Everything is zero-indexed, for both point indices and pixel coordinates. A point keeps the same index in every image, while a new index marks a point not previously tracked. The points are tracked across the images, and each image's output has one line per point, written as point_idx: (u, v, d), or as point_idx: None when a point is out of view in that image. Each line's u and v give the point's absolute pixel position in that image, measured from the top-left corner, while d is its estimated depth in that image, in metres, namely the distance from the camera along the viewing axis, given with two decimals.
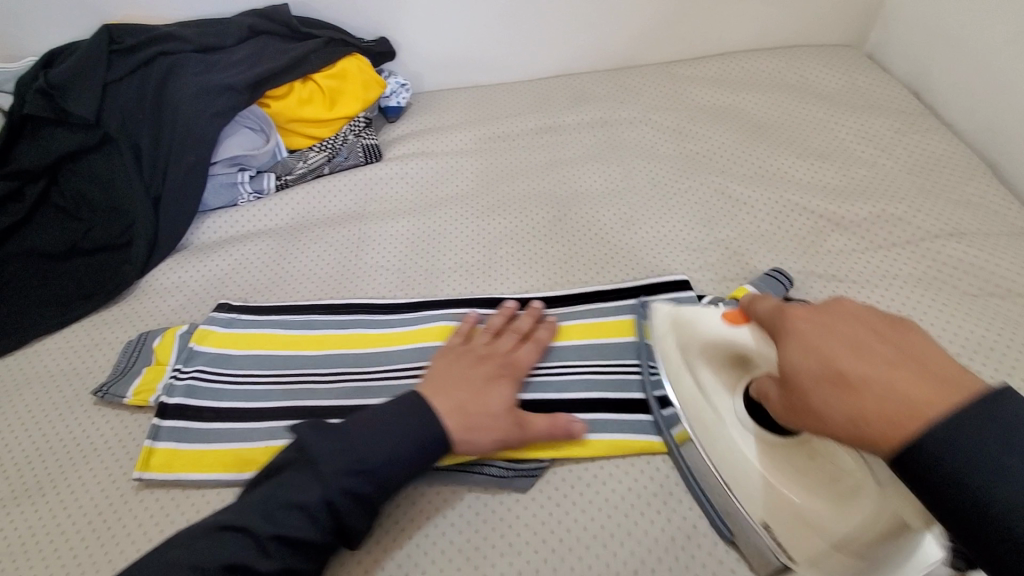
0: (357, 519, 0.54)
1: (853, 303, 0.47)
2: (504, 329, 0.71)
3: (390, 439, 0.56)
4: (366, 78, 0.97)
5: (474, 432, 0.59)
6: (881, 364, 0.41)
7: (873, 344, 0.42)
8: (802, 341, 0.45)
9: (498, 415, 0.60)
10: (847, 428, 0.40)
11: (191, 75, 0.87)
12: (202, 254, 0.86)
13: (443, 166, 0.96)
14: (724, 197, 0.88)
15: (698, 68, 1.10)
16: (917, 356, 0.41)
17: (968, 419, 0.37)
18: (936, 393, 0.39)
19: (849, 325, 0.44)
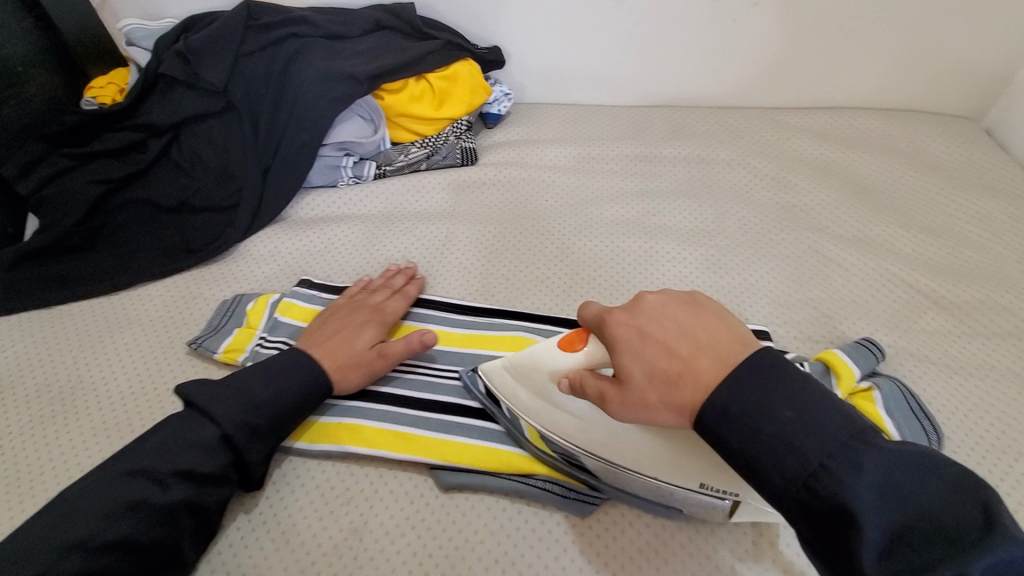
0: (254, 453, 0.58)
1: (653, 295, 0.52)
2: (380, 287, 0.78)
3: (264, 377, 0.62)
4: (474, 83, 1.00)
5: (345, 370, 0.66)
6: (687, 353, 0.48)
7: (681, 336, 0.48)
8: (629, 348, 0.50)
9: (360, 350, 0.68)
10: (682, 416, 0.47)
11: (317, 59, 0.92)
12: (300, 229, 0.90)
13: (536, 179, 0.97)
14: (817, 255, 0.86)
15: (804, 119, 1.09)
16: (715, 338, 0.48)
17: (749, 383, 0.45)
18: (711, 369, 0.46)
19: (660, 323, 0.50)
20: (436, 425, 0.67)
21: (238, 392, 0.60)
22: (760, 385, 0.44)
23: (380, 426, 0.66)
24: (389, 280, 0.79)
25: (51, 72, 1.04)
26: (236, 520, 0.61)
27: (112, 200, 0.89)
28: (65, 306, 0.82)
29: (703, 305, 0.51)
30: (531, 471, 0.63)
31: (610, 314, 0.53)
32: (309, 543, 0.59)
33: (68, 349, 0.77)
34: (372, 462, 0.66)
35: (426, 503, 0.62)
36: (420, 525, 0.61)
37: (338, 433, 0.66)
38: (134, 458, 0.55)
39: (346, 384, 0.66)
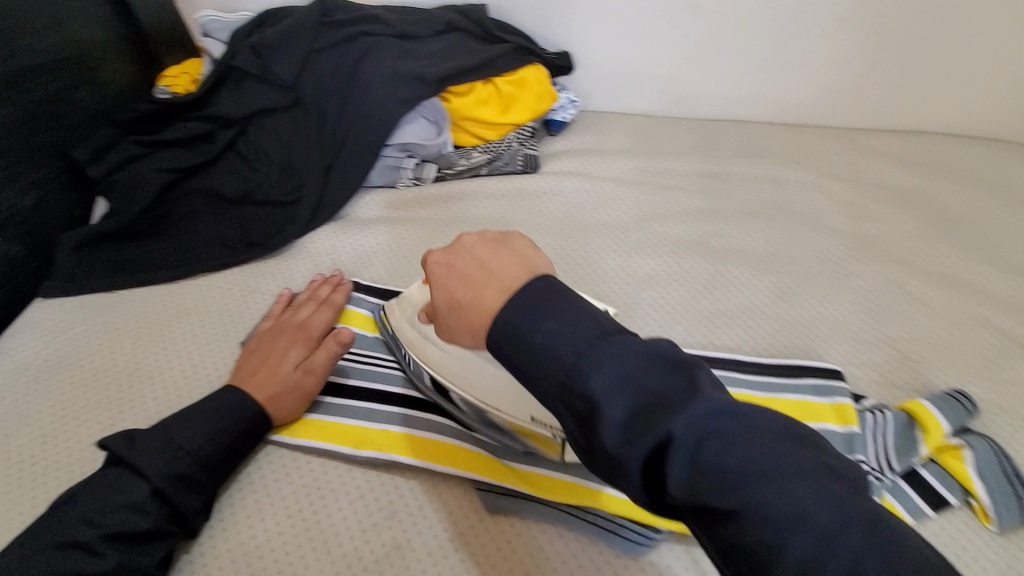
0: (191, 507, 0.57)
1: (471, 236, 0.53)
2: (305, 299, 0.77)
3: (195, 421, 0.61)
4: (541, 90, 0.97)
5: (276, 401, 0.65)
6: (486, 281, 0.47)
7: (476, 267, 0.49)
8: (437, 279, 0.52)
9: (287, 375, 0.67)
10: (474, 338, 0.50)
11: (386, 58, 0.91)
12: (357, 228, 0.90)
13: (598, 191, 0.94)
14: (900, 292, 0.79)
15: (888, 142, 1.01)
16: (501, 270, 0.48)
17: (585, 339, 0.39)
18: (495, 294, 0.46)
19: (467, 257, 0.51)
20: (484, 442, 0.65)
21: (169, 438, 0.59)
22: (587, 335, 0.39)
23: (427, 440, 0.65)
24: (315, 291, 0.78)
25: (129, 58, 1.07)
26: (280, 525, 0.60)
27: (177, 188, 0.91)
28: (129, 290, 0.84)
29: (511, 242, 0.52)
30: (583, 505, 0.60)
31: (434, 255, 0.53)
32: (352, 556, 0.58)
33: (129, 335, 0.78)
34: (417, 477, 0.64)
35: (471, 525, 0.60)
36: (464, 549, 0.58)
37: (379, 440, 0.66)
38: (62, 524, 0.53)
39: (280, 413, 0.65)
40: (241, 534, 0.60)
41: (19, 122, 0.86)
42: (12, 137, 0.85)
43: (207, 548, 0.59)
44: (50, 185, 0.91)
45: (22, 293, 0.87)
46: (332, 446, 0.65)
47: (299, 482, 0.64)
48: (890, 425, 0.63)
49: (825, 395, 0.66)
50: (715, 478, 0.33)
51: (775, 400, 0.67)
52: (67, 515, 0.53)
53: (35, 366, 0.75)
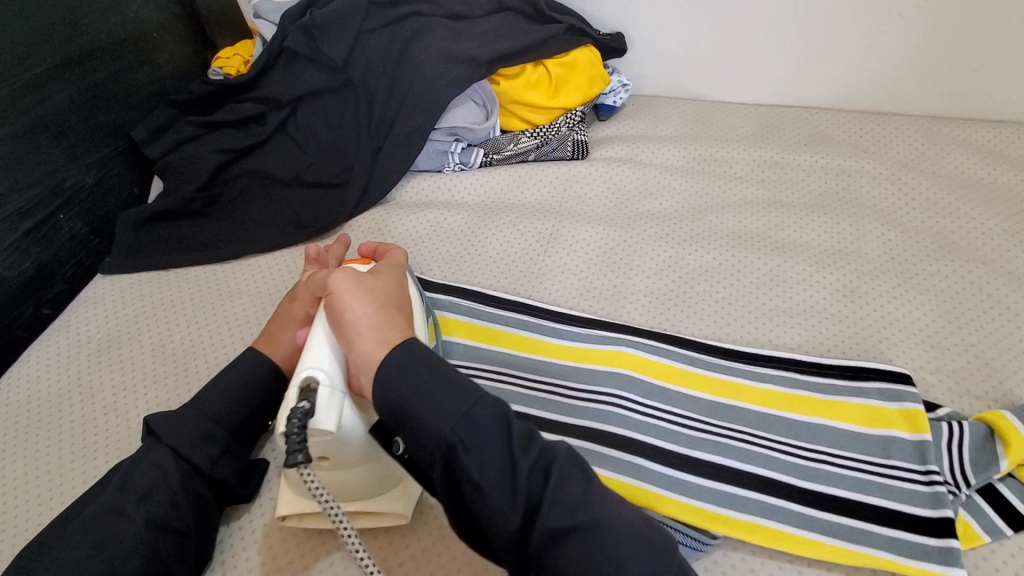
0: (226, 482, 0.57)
1: (369, 300, 0.51)
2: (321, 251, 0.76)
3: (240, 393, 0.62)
4: (593, 72, 0.94)
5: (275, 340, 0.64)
6: (374, 342, 0.48)
7: (366, 328, 0.49)
8: (340, 302, 0.51)
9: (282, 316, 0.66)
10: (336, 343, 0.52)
11: (436, 39, 0.89)
12: (404, 211, 0.89)
13: (649, 179, 0.90)
14: (982, 294, 0.73)
15: (968, 131, 0.93)
16: (354, 338, 0.49)
17: (400, 371, 0.46)
18: (372, 349, 0.48)
19: (363, 310, 0.50)
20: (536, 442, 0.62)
21: (219, 403, 0.61)
22: (418, 374, 0.46)
23: None
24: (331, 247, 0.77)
25: (185, 40, 1.09)
26: None
27: (230, 169, 0.92)
28: (183, 269, 0.86)
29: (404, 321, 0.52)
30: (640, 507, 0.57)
31: (351, 299, 0.51)
32: (397, 546, 0.57)
33: (183, 313, 0.80)
34: None
35: None
36: None
37: None
38: (112, 498, 0.54)
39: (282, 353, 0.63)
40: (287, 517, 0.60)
41: (84, 102, 0.88)
42: (76, 116, 0.87)
43: (248, 524, 0.61)
44: (111, 163, 0.93)
45: (85, 268, 0.90)
46: None
47: None
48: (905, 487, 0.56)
49: (892, 400, 0.62)
50: (564, 504, 0.43)
51: (837, 403, 0.63)
52: (132, 486, 0.55)
53: (98, 339, 0.78)
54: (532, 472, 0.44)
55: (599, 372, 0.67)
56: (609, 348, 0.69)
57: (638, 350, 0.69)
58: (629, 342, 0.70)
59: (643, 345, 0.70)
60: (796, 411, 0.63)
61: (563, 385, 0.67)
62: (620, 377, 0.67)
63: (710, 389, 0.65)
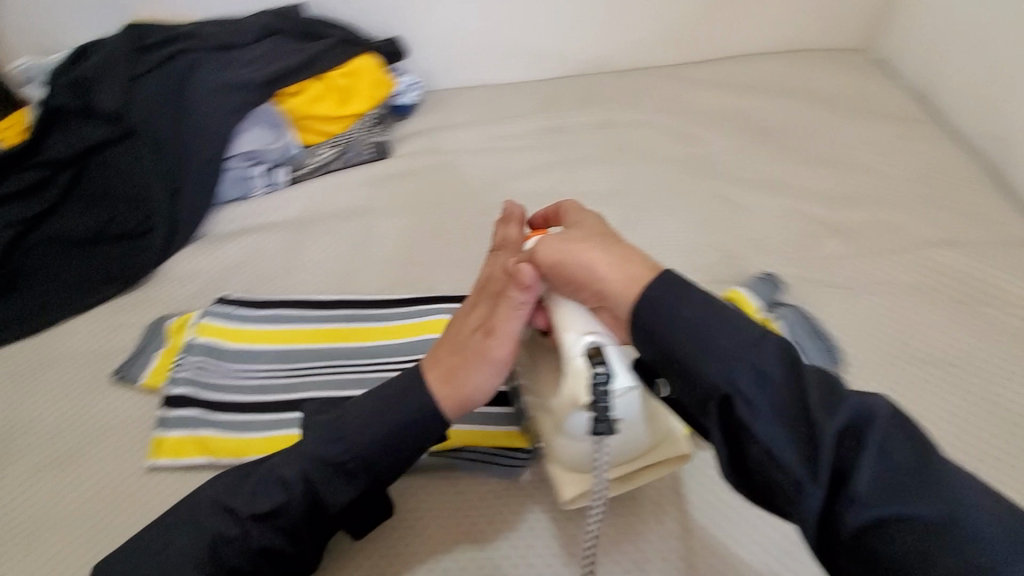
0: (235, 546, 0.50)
1: (599, 246, 0.51)
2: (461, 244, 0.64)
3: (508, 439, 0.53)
4: (377, 78, 1.00)
5: (433, 359, 0.56)
6: (618, 279, 0.48)
7: (614, 265, 0.49)
8: (587, 261, 0.50)
9: (446, 333, 0.58)
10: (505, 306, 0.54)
11: (210, 73, 0.92)
12: (218, 243, 0.90)
13: (448, 164, 0.98)
14: (722, 201, 0.89)
15: (705, 72, 1.10)
16: (598, 276, 0.49)
17: (660, 295, 0.45)
18: (626, 284, 0.48)
19: (576, 255, 0.50)
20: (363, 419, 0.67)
21: None
22: (663, 295, 0.45)
23: None
24: None
25: None
26: None
27: (23, 242, 0.87)
28: None
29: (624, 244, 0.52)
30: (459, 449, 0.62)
31: (586, 251, 0.50)
32: None
33: None
34: None
35: None
36: None
37: (253, 445, 0.67)
38: None
39: (455, 372, 0.54)
40: None
41: None
42: None
43: None
44: None
45: None
46: (209, 459, 0.67)
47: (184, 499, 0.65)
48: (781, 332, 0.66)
49: None
50: (903, 486, 0.36)
51: None
52: None
53: None
54: (842, 436, 0.38)
55: (414, 343, 0.73)
56: (421, 318, 0.75)
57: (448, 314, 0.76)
58: (441, 309, 0.76)
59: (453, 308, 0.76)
60: None
61: (382, 362, 0.72)
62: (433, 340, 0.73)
63: None
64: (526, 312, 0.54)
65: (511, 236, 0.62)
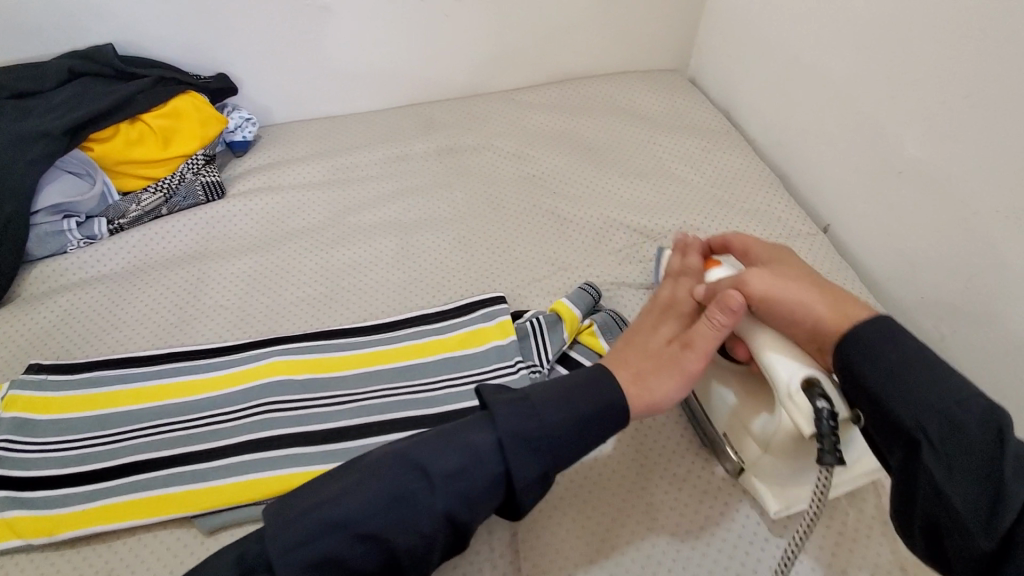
0: (364, 562, 0.51)
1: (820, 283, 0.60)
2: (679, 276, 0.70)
3: (500, 452, 0.53)
4: (204, 116, 0.97)
5: (622, 362, 0.63)
6: (826, 310, 0.57)
7: (813, 303, 0.57)
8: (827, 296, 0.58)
9: (629, 341, 0.66)
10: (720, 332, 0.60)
11: (4, 123, 0.84)
12: (29, 306, 0.83)
13: (289, 201, 0.97)
14: (553, 218, 0.95)
15: (539, 95, 1.17)
16: (811, 309, 0.57)
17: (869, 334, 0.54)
18: (833, 316, 0.56)
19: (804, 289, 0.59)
20: (192, 476, 0.65)
21: None
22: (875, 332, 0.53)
23: (133, 498, 0.64)
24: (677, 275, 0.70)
25: None
26: None
27: None
28: None
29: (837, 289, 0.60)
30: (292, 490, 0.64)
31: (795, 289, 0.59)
32: None
33: None
34: (120, 532, 0.64)
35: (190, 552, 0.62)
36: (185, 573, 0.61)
37: (67, 521, 0.63)
38: None
39: (657, 375, 0.62)
40: None
41: None
42: None
43: None
44: None
45: None
46: (19, 542, 0.62)
47: None
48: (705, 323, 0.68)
49: (490, 319, 0.78)
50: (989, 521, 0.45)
51: (446, 339, 0.77)
52: None
53: None
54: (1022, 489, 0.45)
55: (249, 390, 0.72)
56: (257, 363, 0.74)
57: (285, 355, 0.75)
58: (278, 351, 0.76)
59: (289, 349, 0.76)
60: (421, 357, 0.75)
61: (215, 414, 0.70)
62: (268, 385, 0.72)
63: (351, 364, 0.75)
64: (724, 333, 0.60)
65: (694, 264, 0.70)
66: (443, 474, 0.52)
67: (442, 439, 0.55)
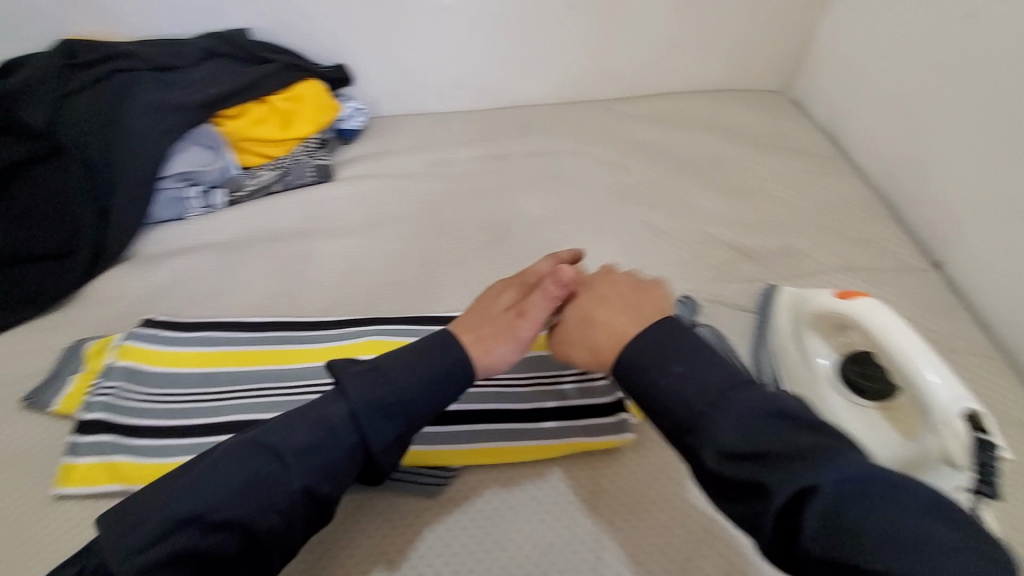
0: (227, 544, 0.47)
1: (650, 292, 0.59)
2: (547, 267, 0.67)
3: (352, 422, 0.51)
4: (321, 103, 1.02)
5: (465, 326, 0.60)
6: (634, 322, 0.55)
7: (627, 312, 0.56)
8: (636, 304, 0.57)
9: (469, 307, 0.63)
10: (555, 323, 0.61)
11: (145, 92, 0.90)
12: (146, 266, 0.88)
13: (389, 190, 1.00)
14: (650, 228, 0.93)
15: (637, 107, 1.17)
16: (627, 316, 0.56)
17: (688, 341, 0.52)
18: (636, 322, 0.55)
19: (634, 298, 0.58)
20: None
21: None
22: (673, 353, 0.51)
23: None
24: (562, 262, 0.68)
25: None
26: None
27: None
28: None
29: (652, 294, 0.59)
30: None
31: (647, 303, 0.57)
32: None
33: None
34: None
35: None
36: None
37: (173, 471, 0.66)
38: None
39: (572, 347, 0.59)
40: None
41: None
42: None
43: None
44: None
45: None
46: (129, 485, 0.65)
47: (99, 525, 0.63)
48: (844, 356, 0.67)
49: None
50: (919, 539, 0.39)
51: (539, 337, 0.75)
52: None
53: None
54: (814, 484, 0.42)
55: None
56: (356, 340, 0.76)
57: (383, 336, 0.77)
58: (375, 330, 0.77)
59: (387, 331, 0.77)
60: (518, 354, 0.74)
61: (312, 384, 0.72)
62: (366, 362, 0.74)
63: None
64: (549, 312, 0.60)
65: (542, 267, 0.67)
66: (295, 449, 0.49)
67: (293, 416, 0.52)
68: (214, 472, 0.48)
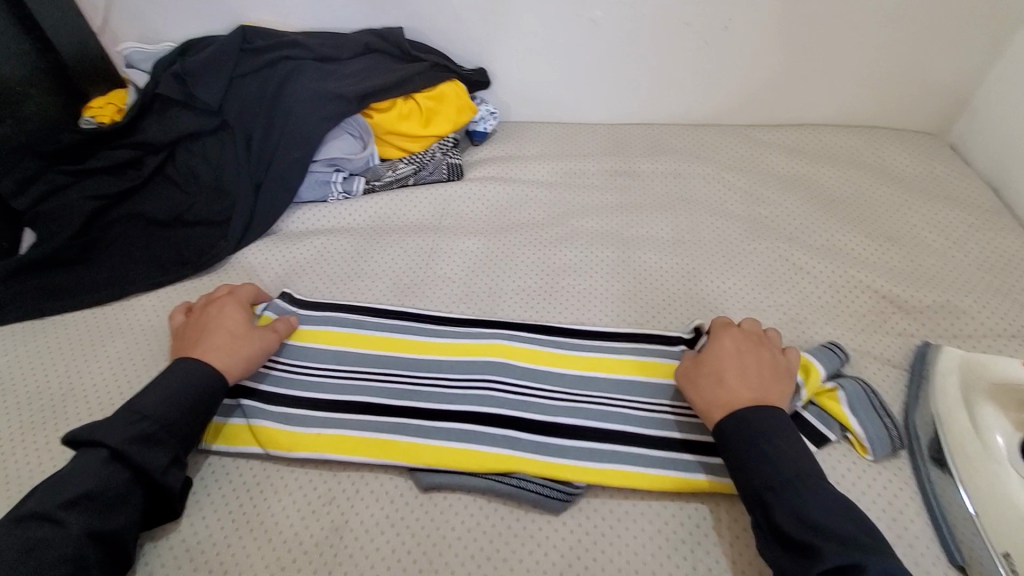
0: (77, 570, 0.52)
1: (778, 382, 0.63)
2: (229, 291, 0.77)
3: (115, 460, 0.57)
4: (460, 103, 1.03)
5: (206, 348, 0.67)
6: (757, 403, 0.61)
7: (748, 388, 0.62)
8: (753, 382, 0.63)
9: (194, 330, 0.70)
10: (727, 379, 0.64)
11: (308, 80, 0.96)
12: (290, 241, 0.93)
13: (517, 194, 1.01)
14: (788, 264, 0.89)
15: (775, 135, 1.12)
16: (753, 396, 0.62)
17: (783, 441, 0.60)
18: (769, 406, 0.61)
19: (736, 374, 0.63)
20: (417, 431, 0.69)
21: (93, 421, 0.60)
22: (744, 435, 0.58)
23: (367, 438, 0.69)
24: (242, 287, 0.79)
25: (51, 92, 1.08)
26: (218, 524, 0.64)
27: (106, 215, 0.92)
28: (58, 316, 0.84)
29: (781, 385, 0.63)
30: (511, 471, 0.65)
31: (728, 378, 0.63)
32: (291, 542, 0.63)
33: (62, 358, 0.79)
34: (348, 465, 0.69)
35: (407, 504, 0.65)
36: (398, 523, 0.64)
37: (309, 442, 0.69)
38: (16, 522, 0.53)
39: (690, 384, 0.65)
40: (181, 531, 0.63)
41: None
42: None
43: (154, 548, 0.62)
44: None
45: None
46: (270, 450, 0.69)
47: (237, 482, 0.68)
48: None
49: None
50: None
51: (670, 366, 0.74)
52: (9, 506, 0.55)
53: None
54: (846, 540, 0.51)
55: (474, 364, 0.75)
56: (483, 341, 0.77)
57: (510, 341, 0.77)
58: (500, 334, 0.78)
59: (513, 336, 0.78)
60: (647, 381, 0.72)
61: (437, 377, 0.74)
62: (493, 364, 0.75)
63: (573, 364, 0.75)
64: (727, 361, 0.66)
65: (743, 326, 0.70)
66: (68, 500, 0.54)
67: (59, 479, 0.56)
68: (56, 491, 0.55)
